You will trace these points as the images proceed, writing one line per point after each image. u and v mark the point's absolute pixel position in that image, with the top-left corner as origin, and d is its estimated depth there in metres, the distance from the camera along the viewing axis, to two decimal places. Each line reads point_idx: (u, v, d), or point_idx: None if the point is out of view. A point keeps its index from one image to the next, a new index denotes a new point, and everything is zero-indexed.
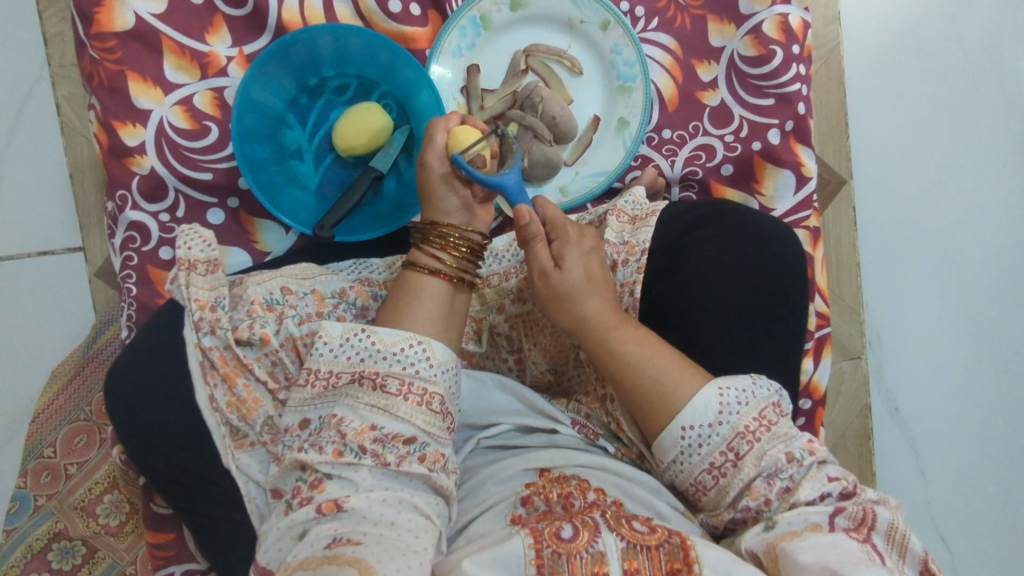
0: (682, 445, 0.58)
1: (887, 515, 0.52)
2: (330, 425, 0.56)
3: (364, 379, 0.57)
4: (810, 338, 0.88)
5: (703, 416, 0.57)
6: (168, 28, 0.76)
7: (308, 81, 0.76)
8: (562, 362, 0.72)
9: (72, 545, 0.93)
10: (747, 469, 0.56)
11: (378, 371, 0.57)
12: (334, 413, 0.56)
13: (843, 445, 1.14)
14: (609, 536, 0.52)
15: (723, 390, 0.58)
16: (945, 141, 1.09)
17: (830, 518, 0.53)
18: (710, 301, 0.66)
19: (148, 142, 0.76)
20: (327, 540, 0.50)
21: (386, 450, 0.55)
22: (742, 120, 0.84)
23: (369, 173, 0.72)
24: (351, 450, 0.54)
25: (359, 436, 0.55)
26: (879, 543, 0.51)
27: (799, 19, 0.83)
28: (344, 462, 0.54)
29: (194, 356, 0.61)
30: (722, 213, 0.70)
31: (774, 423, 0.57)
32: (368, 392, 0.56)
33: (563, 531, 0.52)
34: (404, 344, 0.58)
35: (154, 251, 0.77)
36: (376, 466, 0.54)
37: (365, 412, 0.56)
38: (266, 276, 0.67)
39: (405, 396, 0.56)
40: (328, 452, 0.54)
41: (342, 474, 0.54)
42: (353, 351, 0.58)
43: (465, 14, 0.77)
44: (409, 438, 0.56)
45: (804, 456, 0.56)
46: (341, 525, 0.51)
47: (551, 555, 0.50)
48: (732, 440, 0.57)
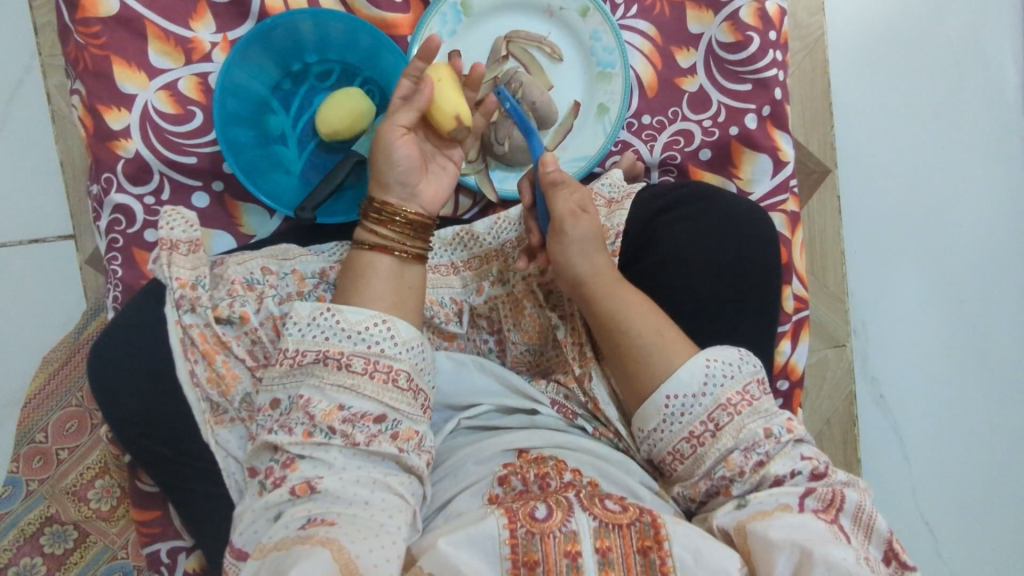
0: (666, 413, 0.60)
1: (855, 496, 0.54)
2: (298, 407, 0.56)
3: (328, 359, 0.57)
4: (787, 321, 0.89)
5: (688, 386, 0.59)
6: (153, 14, 0.77)
7: (291, 66, 0.77)
8: (540, 343, 0.73)
9: (64, 529, 0.95)
10: (725, 440, 0.58)
11: (342, 350, 0.57)
12: (301, 394, 0.57)
13: (828, 432, 1.14)
14: (582, 515, 0.52)
15: (709, 361, 0.60)
16: (926, 131, 1.10)
17: (800, 500, 0.54)
18: (683, 280, 0.67)
19: (132, 127, 0.78)
20: (301, 522, 0.52)
21: (356, 429, 0.56)
22: (720, 105, 0.85)
23: (352, 157, 0.74)
24: (320, 431, 0.55)
25: (327, 417, 0.56)
26: (847, 524, 0.52)
27: (775, 6, 0.85)
28: (313, 442, 0.55)
29: (175, 332, 0.62)
30: (696, 195, 0.72)
31: (756, 399, 0.59)
32: (334, 372, 0.57)
33: (537, 511, 0.52)
34: (370, 323, 0.58)
35: (138, 234, 0.78)
36: (346, 446, 0.55)
37: (331, 393, 0.56)
38: (246, 256, 0.69)
39: (371, 373, 0.57)
40: (298, 434, 0.55)
41: (313, 454, 0.55)
42: (319, 332, 0.58)
43: (446, 0, 0.79)
44: (378, 417, 0.57)
45: (781, 433, 0.58)
46: (315, 507, 0.53)
47: (525, 535, 0.50)
48: (714, 410, 0.59)
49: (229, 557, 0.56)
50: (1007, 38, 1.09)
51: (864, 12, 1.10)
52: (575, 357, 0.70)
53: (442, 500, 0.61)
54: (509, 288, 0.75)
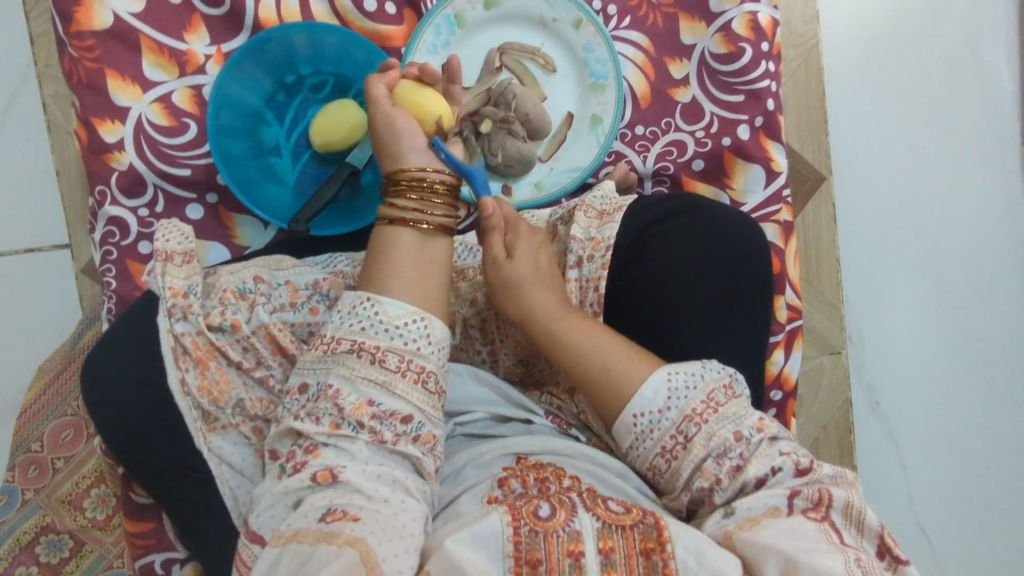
0: (635, 431, 0.60)
1: (843, 494, 0.53)
2: (327, 396, 0.57)
3: (363, 351, 0.58)
4: (781, 330, 0.88)
5: (652, 402, 0.59)
6: (146, 27, 0.77)
7: (286, 78, 0.78)
8: (532, 355, 0.74)
9: (60, 538, 0.95)
10: (697, 451, 0.58)
11: (378, 345, 0.58)
12: (329, 382, 0.57)
13: (824, 439, 1.15)
14: (585, 516, 0.52)
15: (671, 374, 0.60)
16: (919, 138, 1.10)
17: (787, 500, 0.53)
18: (676, 293, 0.67)
19: (126, 139, 0.78)
20: (322, 511, 0.51)
21: (383, 426, 0.56)
22: (713, 116, 0.86)
23: (346, 167, 0.73)
24: (348, 424, 0.56)
25: (357, 410, 0.56)
26: (838, 521, 0.52)
27: (768, 17, 0.85)
28: (340, 433, 0.55)
29: (166, 341, 0.62)
30: (688, 206, 0.71)
31: (722, 405, 0.59)
32: (366, 364, 0.57)
33: (541, 510, 0.52)
34: (408, 319, 0.59)
35: (133, 245, 0.79)
36: (372, 442, 0.55)
37: (362, 386, 0.57)
38: (238, 266, 0.69)
39: (403, 372, 0.57)
40: (325, 424, 0.56)
41: (338, 443, 0.55)
42: (356, 320, 0.59)
43: (439, 13, 0.79)
44: (405, 417, 0.57)
45: (753, 434, 0.57)
46: (335, 495, 0.52)
47: (528, 533, 0.49)
48: (680, 423, 0.59)
49: (244, 540, 0.55)
50: (1001, 47, 1.09)
51: (858, 20, 1.10)
52: (562, 371, 0.70)
53: (444, 502, 0.61)
54: (500, 299, 0.74)
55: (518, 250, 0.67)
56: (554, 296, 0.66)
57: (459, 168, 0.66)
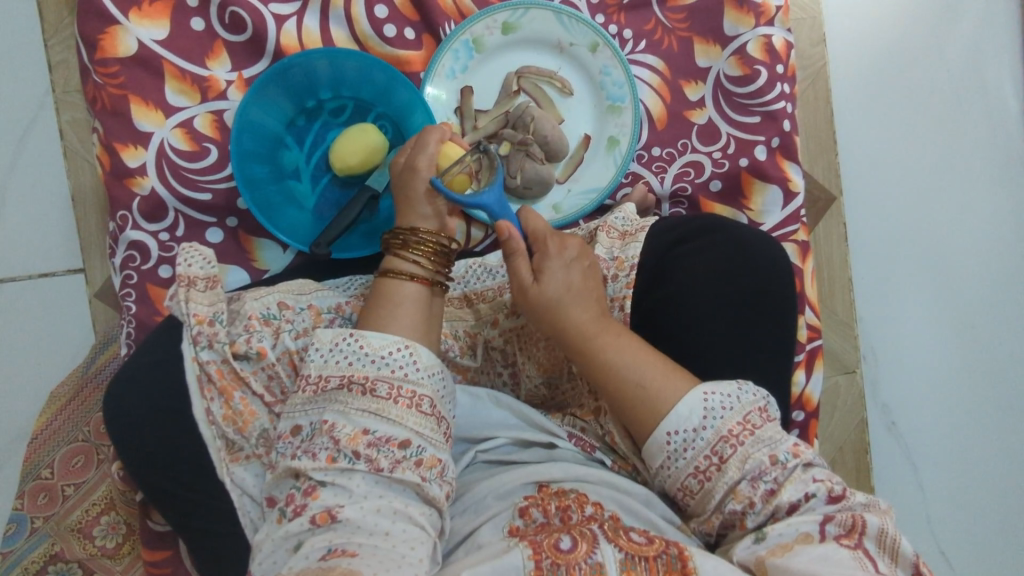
0: (669, 449, 0.59)
1: (877, 521, 0.53)
2: (323, 431, 0.56)
3: (353, 385, 0.58)
4: (801, 350, 0.88)
5: (687, 421, 0.59)
6: (170, 53, 0.78)
7: (305, 103, 0.78)
8: (555, 376, 0.73)
9: (68, 568, 0.92)
10: (731, 472, 0.57)
11: (367, 375, 0.58)
12: (324, 418, 0.57)
13: (841, 459, 1.14)
14: (607, 548, 0.52)
15: (708, 394, 0.60)
16: (930, 157, 1.11)
17: (820, 527, 0.53)
18: (701, 313, 0.67)
19: (148, 164, 0.78)
20: (322, 552, 0.51)
21: (381, 454, 0.55)
22: (729, 137, 0.86)
23: (366, 191, 0.74)
24: (345, 456, 0.55)
25: (352, 441, 0.55)
26: (871, 549, 0.51)
27: (782, 39, 0.86)
28: (338, 468, 0.55)
29: (191, 369, 0.62)
30: (710, 226, 0.72)
31: (758, 427, 0.58)
32: (357, 398, 0.57)
33: (562, 543, 0.52)
34: (392, 348, 0.59)
35: (153, 269, 0.79)
36: (370, 472, 0.55)
37: (356, 417, 0.56)
38: (263, 291, 0.69)
39: (395, 399, 0.57)
40: (322, 459, 0.55)
41: (335, 481, 0.55)
42: (343, 357, 0.59)
43: (458, 38, 0.80)
44: (403, 442, 0.56)
45: (788, 458, 0.57)
46: (336, 536, 0.52)
47: (550, 566, 0.50)
48: (716, 443, 0.58)
49: None
50: (1009, 67, 1.10)
51: (866, 43, 1.12)
52: (588, 390, 0.70)
53: (462, 534, 0.60)
54: (522, 321, 0.74)
55: (546, 273, 0.65)
56: (590, 311, 0.65)
57: (466, 202, 0.64)
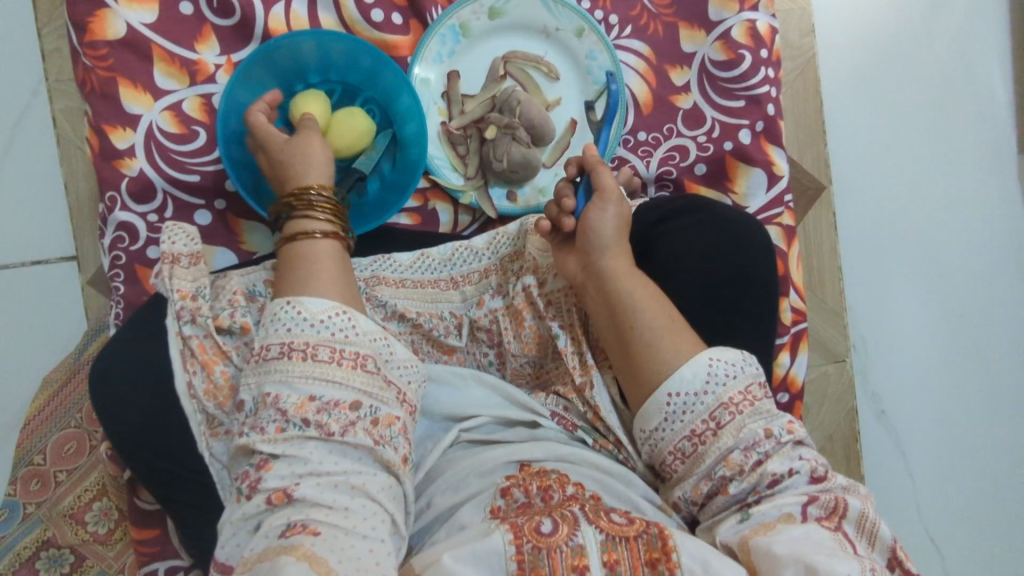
0: (667, 411, 0.60)
1: (858, 504, 0.55)
2: (268, 404, 0.56)
3: (294, 351, 0.57)
4: (786, 333, 0.88)
5: (690, 384, 0.60)
6: (158, 37, 0.79)
7: (294, 87, 0.78)
8: (540, 355, 0.73)
9: (61, 553, 0.94)
10: (726, 439, 0.58)
11: (308, 340, 0.58)
12: (267, 392, 0.57)
13: (831, 447, 1.12)
14: (588, 529, 0.52)
15: (712, 360, 0.60)
16: (918, 145, 1.12)
17: (802, 508, 0.55)
18: (684, 287, 0.69)
19: (137, 146, 0.79)
20: (282, 529, 0.51)
21: (331, 418, 0.56)
22: (714, 122, 0.87)
23: (353, 173, 0.76)
24: (295, 425, 0.55)
25: (300, 409, 0.55)
26: (851, 531, 0.53)
27: (766, 25, 0.87)
28: (287, 437, 0.55)
29: (175, 345, 0.62)
30: (694, 206, 0.72)
31: (758, 399, 0.59)
32: (300, 363, 0.57)
33: (543, 526, 0.52)
34: (330, 312, 0.59)
35: (142, 250, 0.79)
36: (322, 440, 0.55)
37: (300, 385, 0.56)
38: (248, 269, 0.72)
39: (339, 361, 0.58)
40: (271, 431, 0.55)
41: (287, 453, 0.54)
42: (282, 325, 0.58)
43: (445, 23, 0.80)
44: (353, 403, 0.57)
45: (782, 434, 0.58)
46: (295, 513, 0.52)
47: (531, 550, 0.50)
48: (715, 409, 0.59)
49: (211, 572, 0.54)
50: (995, 57, 1.12)
51: (856, 31, 1.12)
52: (576, 365, 0.70)
53: (444, 512, 0.61)
54: (513, 302, 0.74)
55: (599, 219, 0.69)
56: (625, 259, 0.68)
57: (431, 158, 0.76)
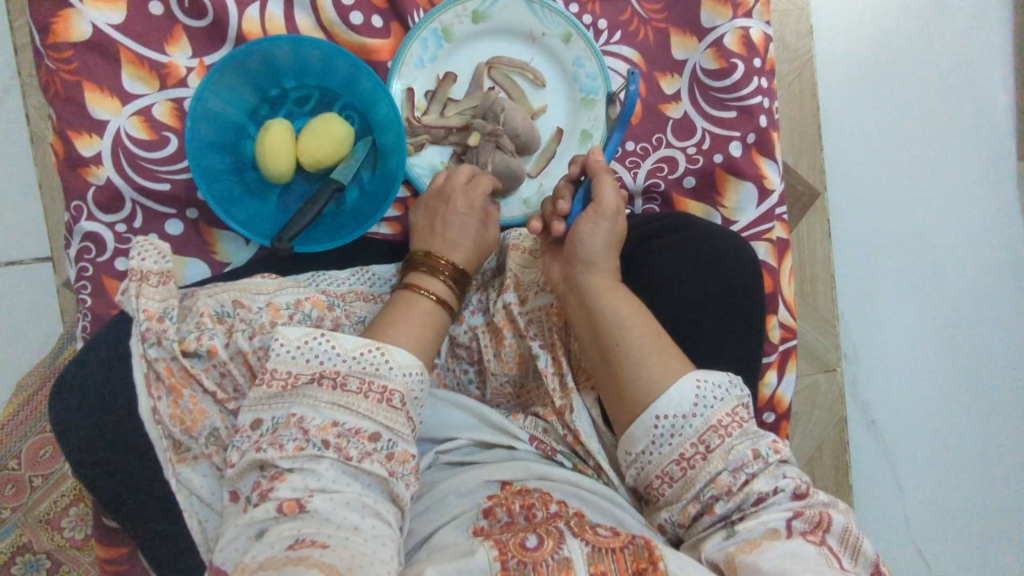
0: (655, 434, 0.58)
1: (841, 519, 0.53)
2: (290, 423, 0.55)
3: (324, 379, 0.56)
4: (773, 352, 0.86)
5: (678, 406, 0.57)
6: (126, 38, 0.76)
7: (269, 92, 0.76)
8: (522, 374, 0.71)
9: (36, 559, 0.96)
10: (715, 462, 0.56)
11: (338, 371, 0.57)
12: (292, 413, 0.55)
13: (820, 457, 1.14)
14: (574, 542, 0.51)
15: (700, 381, 0.58)
16: (913, 155, 1.09)
17: (787, 522, 0.53)
18: (675, 303, 0.66)
19: (104, 153, 0.76)
20: (289, 542, 0.49)
21: (350, 445, 0.54)
22: (705, 133, 0.84)
23: (331, 184, 0.72)
24: (314, 444, 0.54)
25: (322, 431, 0.54)
26: (835, 544, 0.52)
27: (761, 32, 0.84)
28: (306, 454, 0.53)
29: (138, 367, 0.61)
30: (680, 224, 0.71)
31: (746, 420, 0.58)
32: (328, 392, 0.56)
33: (528, 541, 0.50)
34: (363, 349, 0.58)
35: (109, 262, 0.76)
36: (338, 461, 0.53)
37: (326, 410, 0.55)
38: (220, 288, 0.68)
39: (366, 393, 0.56)
40: (289, 448, 0.53)
41: (303, 466, 0.53)
42: (314, 356, 0.58)
43: (426, 27, 0.77)
44: (374, 435, 0.55)
45: (769, 454, 0.56)
46: (304, 526, 0.50)
47: (517, 565, 0.48)
48: (704, 432, 0.57)
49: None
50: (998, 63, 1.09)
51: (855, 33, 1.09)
52: (557, 387, 0.67)
53: (424, 534, 0.59)
54: (492, 319, 0.73)
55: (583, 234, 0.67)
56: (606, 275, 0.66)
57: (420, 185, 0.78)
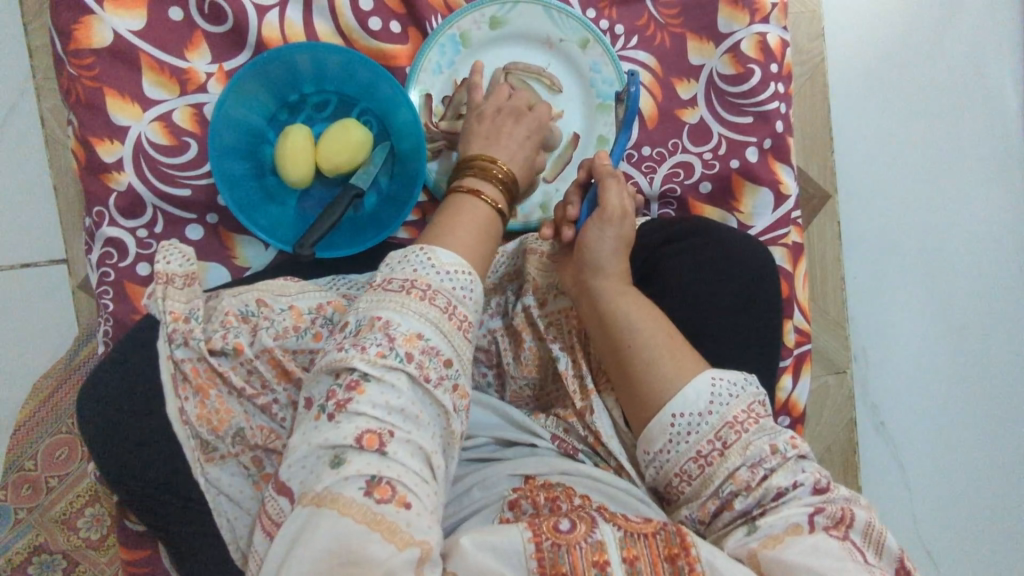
0: (671, 432, 0.58)
1: (864, 514, 0.53)
2: (375, 328, 0.52)
3: (414, 289, 0.54)
4: (788, 356, 0.87)
5: (693, 404, 0.58)
6: (147, 45, 0.76)
7: (288, 97, 0.77)
8: (541, 376, 0.72)
9: (52, 558, 0.96)
10: (732, 458, 0.56)
11: (429, 284, 0.54)
12: (378, 316, 0.52)
13: (830, 458, 1.15)
14: (607, 527, 0.51)
15: (715, 379, 0.59)
16: (927, 154, 1.07)
17: (809, 518, 0.52)
18: (695, 310, 0.67)
19: (126, 159, 0.76)
20: (366, 477, 0.46)
21: (431, 365, 0.51)
22: (721, 138, 0.85)
23: (350, 190, 0.72)
24: (396, 355, 0.50)
25: (407, 343, 0.51)
26: (858, 540, 0.51)
27: (777, 38, 0.84)
28: (385, 365, 0.50)
29: (165, 368, 0.60)
30: (699, 227, 0.71)
31: (762, 416, 0.58)
32: (417, 303, 0.53)
33: (561, 524, 0.50)
34: (457, 269, 0.56)
35: (131, 267, 0.77)
36: (416, 382, 0.51)
37: (412, 321, 0.52)
38: (241, 289, 0.68)
39: (450, 315, 0.54)
40: (371, 354, 0.50)
41: (382, 377, 0.50)
42: (409, 265, 0.55)
43: (445, 32, 0.78)
44: (449, 362, 0.53)
45: (787, 449, 0.56)
46: (381, 457, 0.47)
47: (551, 547, 0.48)
48: (720, 428, 0.57)
49: (268, 492, 0.50)
50: None
51: (867, 36, 1.09)
52: (575, 390, 0.68)
53: (454, 523, 0.61)
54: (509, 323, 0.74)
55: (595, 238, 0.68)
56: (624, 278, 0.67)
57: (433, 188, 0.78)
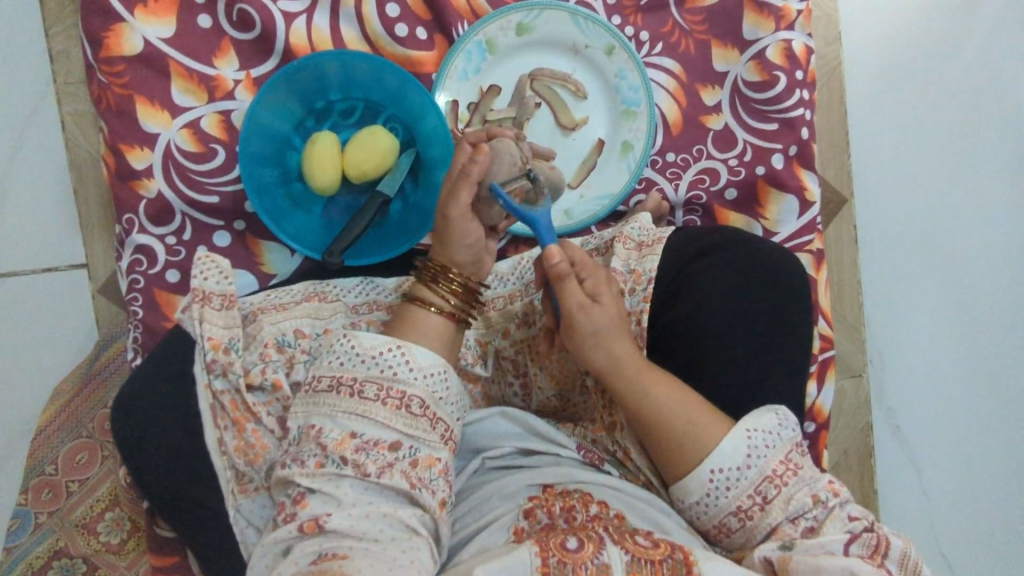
0: (710, 487, 0.58)
1: (899, 544, 0.53)
2: (309, 437, 0.56)
3: (341, 386, 0.57)
4: (816, 360, 0.89)
5: (732, 459, 0.58)
6: (177, 52, 0.77)
7: (315, 104, 0.77)
8: (567, 388, 0.73)
9: (71, 563, 0.90)
10: (775, 513, 0.57)
11: (355, 376, 0.57)
12: (312, 424, 0.57)
13: (845, 463, 1.16)
14: (614, 549, 0.50)
15: (751, 432, 0.58)
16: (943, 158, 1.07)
17: (845, 547, 0.53)
18: (724, 323, 0.67)
19: (154, 166, 0.77)
20: (312, 558, 0.50)
21: (368, 459, 0.54)
22: (746, 144, 0.85)
23: (378, 197, 0.72)
24: (332, 462, 0.54)
25: (339, 446, 0.55)
26: (894, 570, 0.51)
27: (802, 44, 0.84)
28: (324, 475, 0.54)
29: (204, 398, 0.61)
30: (729, 241, 0.71)
31: (800, 466, 0.58)
32: (346, 399, 0.56)
33: (568, 542, 0.50)
34: (383, 349, 0.58)
35: (160, 274, 0.78)
36: (357, 479, 0.54)
37: (342, 420, 0.56)
38: (281, 315, 0.68)
39: (383, 400, 0.56)
40: (309, 466, 0.54)
41: (323, 488, 0.53)
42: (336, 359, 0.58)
43: (471, 39, 0.78)
44: (393, 444, 0.55)
45: (829, 498, 0.57)
46: (326, 542, 0.51)
47: (557, 564, 0.48)
48: (760, 483, 0.57)
49: None
50: None
51: (884, 39, 1.09)
52: (602, 405, 0.68)
53: (466, 536, 0.60)
54: (534, 333, 0.74)
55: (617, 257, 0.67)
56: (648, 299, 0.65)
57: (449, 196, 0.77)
